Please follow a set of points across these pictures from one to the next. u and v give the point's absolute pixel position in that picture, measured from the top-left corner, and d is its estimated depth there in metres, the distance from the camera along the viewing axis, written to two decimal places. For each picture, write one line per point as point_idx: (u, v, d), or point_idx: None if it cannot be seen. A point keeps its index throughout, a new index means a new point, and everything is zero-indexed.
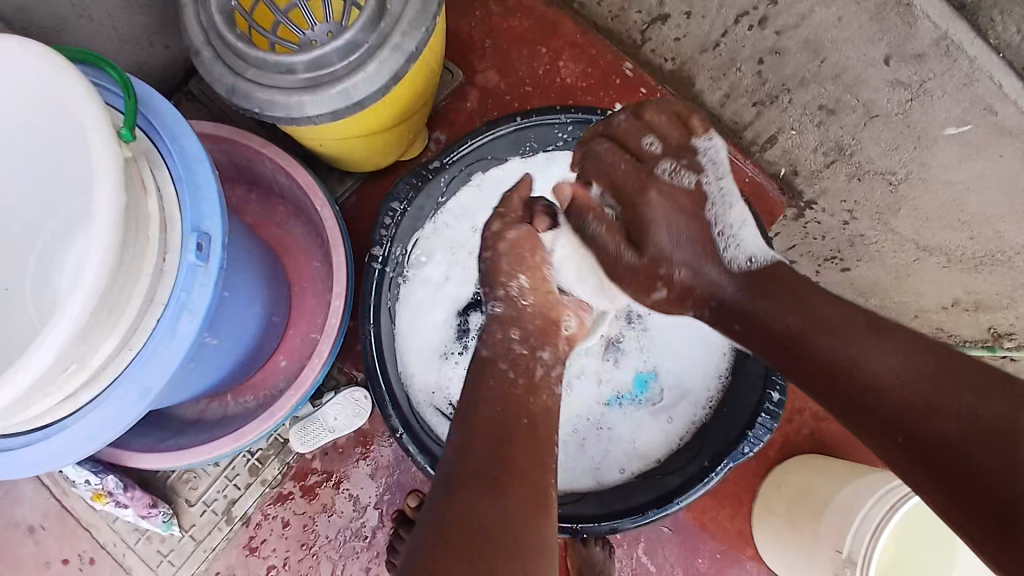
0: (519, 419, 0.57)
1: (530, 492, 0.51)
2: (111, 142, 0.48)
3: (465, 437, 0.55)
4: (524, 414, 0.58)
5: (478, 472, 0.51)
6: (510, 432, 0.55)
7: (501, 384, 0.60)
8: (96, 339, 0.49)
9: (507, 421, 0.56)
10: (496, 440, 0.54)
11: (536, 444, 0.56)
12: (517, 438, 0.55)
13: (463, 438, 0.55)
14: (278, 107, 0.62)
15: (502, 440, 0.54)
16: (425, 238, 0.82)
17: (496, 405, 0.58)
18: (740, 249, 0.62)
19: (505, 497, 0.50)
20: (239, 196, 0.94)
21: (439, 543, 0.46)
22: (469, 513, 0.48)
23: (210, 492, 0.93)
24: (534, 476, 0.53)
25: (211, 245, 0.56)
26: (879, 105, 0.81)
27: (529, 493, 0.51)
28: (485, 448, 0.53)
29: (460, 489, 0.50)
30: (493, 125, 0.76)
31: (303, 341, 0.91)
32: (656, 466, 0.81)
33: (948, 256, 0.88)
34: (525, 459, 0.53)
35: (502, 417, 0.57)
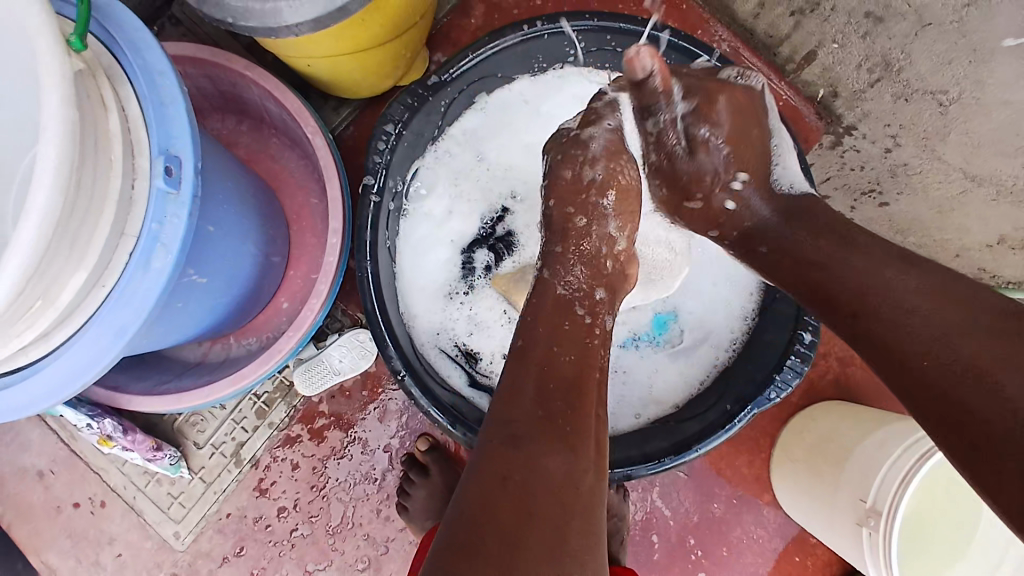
0: (592, 370, 0.53)
1: (594, 450, 0.49)
2: (57, 48, 0.42)
3: (522, 372, 0.51)
4: (596, 365, 0.54)
5: (535, 430, 0.47)
6: (581, 380, 0.51)
7: (575, 328, 0.55)
8: (58, 274, 0.45)
9: (577, 369, 0.52)
10: (566, 389, 0.50)
11: (601, 402, 0.52)
12: (588, 390, 0.51)
13: (519, 381, 0.51)
14: (253, 16, 0.56)
15: (570, 389, 0.50)
16: (427, 168, 0.76)
17: (568, 354, 0.53)
18: (783, 175, 0.63)
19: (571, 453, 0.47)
20: (229, 128, 0.89)
21: (488, 500, 0.43)
22: (523, 475, 0.44)
23: (217, 434, 0.92)
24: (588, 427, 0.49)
25: (181, 170, 0.51)
26: (932, 13, 0.74)
27: (594, 451, 0.48)
28: (548, 398, 0.49)
29: (516, 445, 0.46)
30: (497, 35, 0.68)
31: (304, 281, 0.87)
32: (673, 411, 0.76)
33: (998, 186, 0.79)
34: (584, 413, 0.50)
35: (577, 362, 0.52)
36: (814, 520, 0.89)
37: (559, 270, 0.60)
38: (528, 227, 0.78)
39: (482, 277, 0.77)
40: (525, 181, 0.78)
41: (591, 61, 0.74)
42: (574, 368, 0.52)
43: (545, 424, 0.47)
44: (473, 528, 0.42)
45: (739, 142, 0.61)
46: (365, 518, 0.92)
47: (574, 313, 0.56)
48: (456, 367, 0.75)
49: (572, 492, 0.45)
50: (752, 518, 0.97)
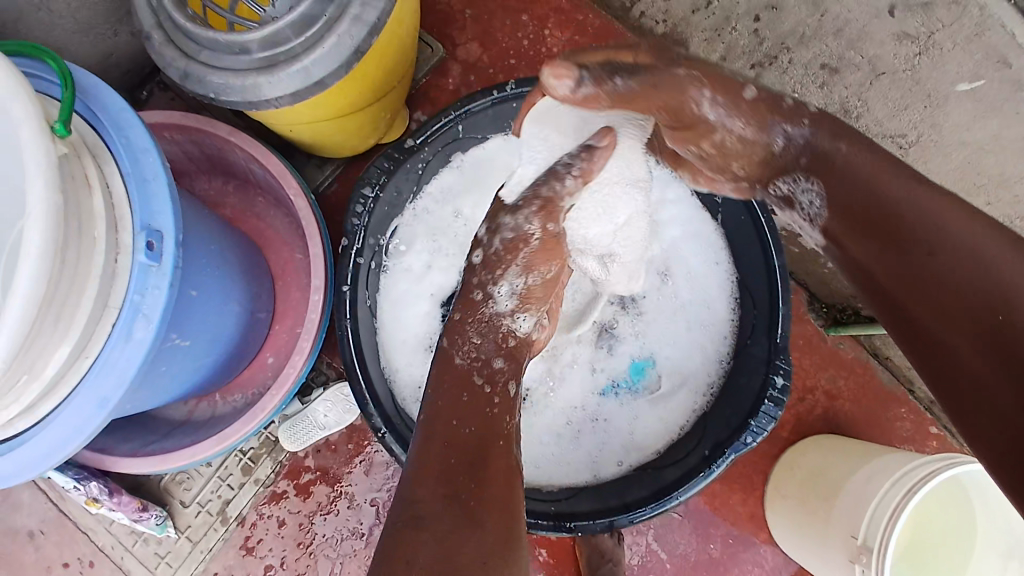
0: (494, 437, 0.54)
1: (508, 518, 0.48)
2: (41, 136, 0.44)
3: (424, 445, 0.52)
4: (497, 434, 0.54)
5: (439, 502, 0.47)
6: (480, 448, 0.52)
7: (474, 399, 0.56)
8: (40, 351, 0.46)
9: (480, 440, 0.53)
10: (463, 457, 0.51)
11: (510, 465, 0.53)
12: (491, 456, 0.52)
13: (423, 454, 0.52)
14: (234, 91, 0.58)
15: (473, 459, 0.50)
16: (405, 226, 0.78)
17: (467, 424, 0.54)
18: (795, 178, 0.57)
19: (483, 530, 0.46)
20: (215, 188, 0.91)
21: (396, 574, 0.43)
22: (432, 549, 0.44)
23: (203, 492, 0.91)
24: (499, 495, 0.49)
25: (163, 244, 0.53)
26: (885, 62, 0.76)
27: (506, 521, 0.48)
28: (452, 463, 0.50)
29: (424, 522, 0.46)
30: (469, 99, 0.71)
31: (289, 336, 0.88)
32: (654, 458, 0.76)
33: None
34: (494, 482, 0.50)
35: (476, 433, 0.53)
36: (812, 561, 0.88)
37: (457, 339, 0.61)
38: None
39: None
40: None
41: None
42: (475, 437, 0.53)
43: (451, 501, 0.47)
44: None
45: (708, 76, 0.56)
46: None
47: (474, 385, 0.58)
48: None
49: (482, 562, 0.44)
50: (750, 557, 0.96)
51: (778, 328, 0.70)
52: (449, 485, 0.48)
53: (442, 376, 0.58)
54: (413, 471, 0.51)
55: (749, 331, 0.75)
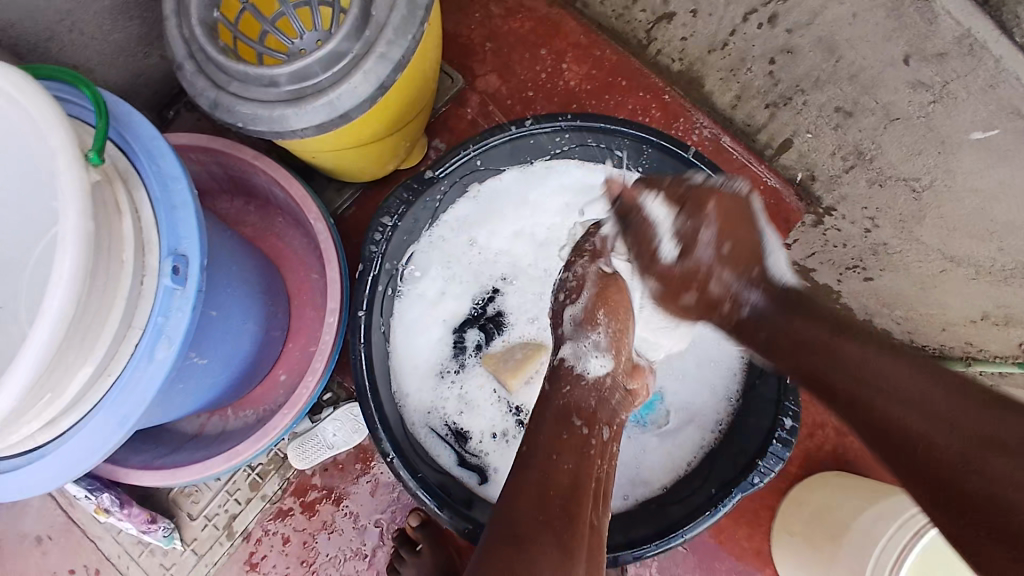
0: (589, 475, 0.56)
1: (590, 560, 0.52)
2: (76, 164, 0.46)
3: (522, 475, 0.56)
4: (592, 476, 0.56)
5: (536, 534, 0.51)
6: (578, 491, 0.55)
7: (574, 440, 0.58)
8: (66, 370, 0.48)
9: (574, 477, 0.55)
10: (562, 499, 0.54)
11: (598, 507, 0.55)
12: (587, 496, 0.55)
13: (517, 485, 0.55)
14: (261, 121, 0.60)
15: (567, 497, 0.54)
16: (421, 253, 0.79)
17: (565, 462, 0.56)
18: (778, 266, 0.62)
19: (573, 565, 0.50)
20: (237, 208, 0.93)
21: None
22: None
23: (211, 506, 0.92)
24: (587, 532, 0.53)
25: (188, 268, 0.54)
26: (899, 108, 0.83)
27: (589, 561, 0.51)
28: (543, 496, 0.54)
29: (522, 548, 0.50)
30: (487, 134, 0.73)
31: (301, 354, 0.90)
32: (662, 493, 0.76)
33: (977, 267, 0.84)
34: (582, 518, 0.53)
35: (572, 471, 0.56)
36: None
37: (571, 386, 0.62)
38: (518, 309, 0.81)
39: (473, 356, 0.80)
40: (516, 265, 0.81)
41: (577, 154, 0.79)
42: (569, 474, 0.56)
43: (546, 535, 0.51)
44: None
45: (730, 228, 0.61)
46: None
47: (573, 426, 0.59)
48: (446, 446, 0.77)
49: None
50: None
51: None
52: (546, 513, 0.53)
53: (549, 416, 0.60)
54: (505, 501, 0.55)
55: (759, 371, 0.75)
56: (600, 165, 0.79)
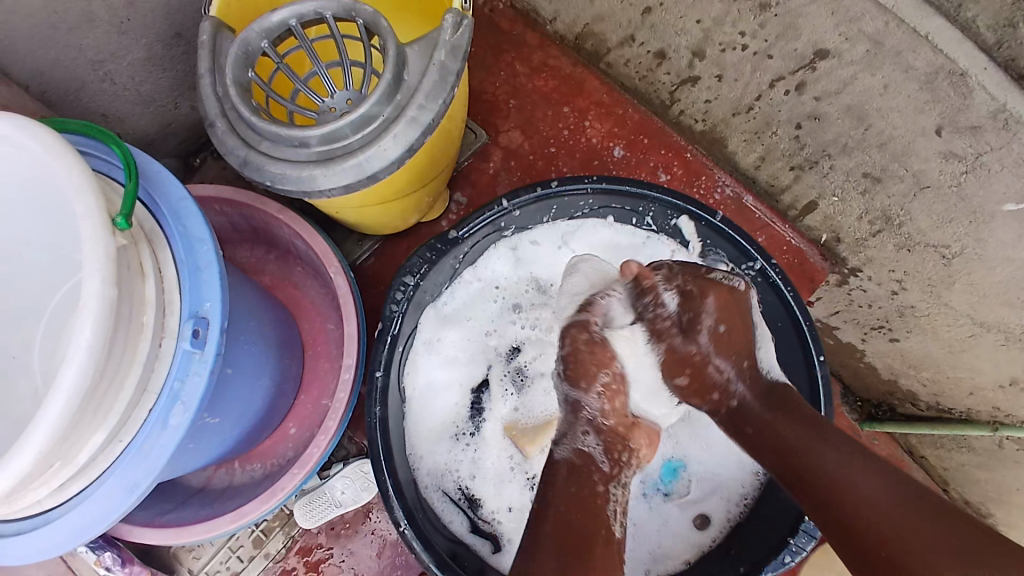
0: (596, 526, 0.59)
1: None
2: (105, 230, 0.45)
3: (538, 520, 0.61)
4: (601, 523, 0.60)
5: None
6: (586, 537, 0.59)
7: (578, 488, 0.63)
8: (79, 437, 0.46)
9: (582, 526, 0.59)
10: (571, 549, 0.57)
11: (613, 554, 0.59)
12: (595, 547, 0.58)
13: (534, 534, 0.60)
14: (289, 181, 0.59)
15: (568, 541, 0.58)
16: (433, 320, 0.77)
17: (574, 512, 0.60)
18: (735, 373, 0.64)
19: None
20: (256, 257, 0.92)
21: None
22: None
23: (212, 563, 0.89)
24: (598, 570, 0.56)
25: (208, 332, 0.53)
26: (930, 177, 0.71)
27: None
28: (557, 548, 0.58)
29: None
30: (513, 195, 0.72)
31: (314, 407, 0.88)
32: (685, 569, 0.73)
33: (1006, 334, 0.77)
34: (600, 563, 0.57)
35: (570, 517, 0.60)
36: None
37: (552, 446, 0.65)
38: (540, 367, 0.79)
39: (488, 419, 0.78)
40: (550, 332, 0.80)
41: (602, 214, 0.78)
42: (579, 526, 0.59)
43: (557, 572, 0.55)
44: None
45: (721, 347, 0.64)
46: None
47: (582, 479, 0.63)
48: (458, 511, 0.74)
49: None
50: None
51: None
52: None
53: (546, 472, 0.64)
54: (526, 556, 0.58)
55: None
56: (623, 224, 0.79)
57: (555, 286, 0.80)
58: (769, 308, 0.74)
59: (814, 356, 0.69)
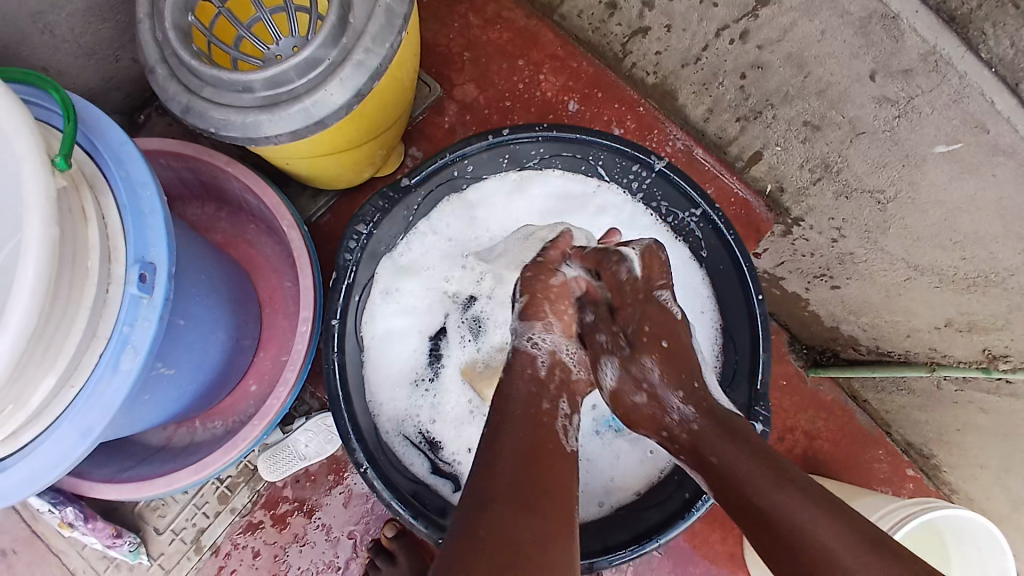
0: (548, 444, 0.58)
1: (560, 515, 0.52)
2: (45, 170, 0.45)
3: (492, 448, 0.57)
4: (551, 440, 0.59)
5: (507, 491, 0.52)
6: (540, 455, 0.57)
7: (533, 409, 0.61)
8: (30, 380, 0.46)
9: (534, 445, 0.57)
10: (528, 464, 0.55)
11: (567, 476, 0.57)
12: (550, 466, 0.56)
13: (491, 455, 0.56)
14: (234, 127, 0.59)
15: (525, 460, 0.55)
16: (388, 269, 0.77)
17: (528, 431, 0.58)
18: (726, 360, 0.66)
19: (537, 515, 0.51)
20: (208, 215, 0.92)
21: (469, 550, 0.48)
22: (498, 534, 0.49)
23: (178, 520, 0.90)
24: (555, 495, 0.53)
25: (155, 275, 0.53)
26: (864, 123, 0.75)
27: (558, 514, 0.52)
28: (515, 467, 0.55)
29: (489, 506, 0.51)
30: (464, 142, 0.72)
31: (272, 364, 0.89)
32: (636, 499, 0.77)
33: (940, 276, 0.81)
34: (554, 480, 0.55)
35: (525, 437, 0.58)
36: None
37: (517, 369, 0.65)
38: (495, 313, 0.81)
39: (446, 365, 0.80)
40: (500, 286, 0.81)
41: (553, 163, 0.79)
42: (529, 443, 0.57)
43: (514, 495, 0.52)
44: None
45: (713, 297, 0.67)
46: None
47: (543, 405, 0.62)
48: (419, 454, 0.76)
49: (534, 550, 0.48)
50: None
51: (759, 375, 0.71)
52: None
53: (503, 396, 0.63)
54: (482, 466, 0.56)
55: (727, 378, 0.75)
56: (574, 174, 0.80)
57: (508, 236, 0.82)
58: (712, 251, 0.76)
59: (752, 294, 0.72)
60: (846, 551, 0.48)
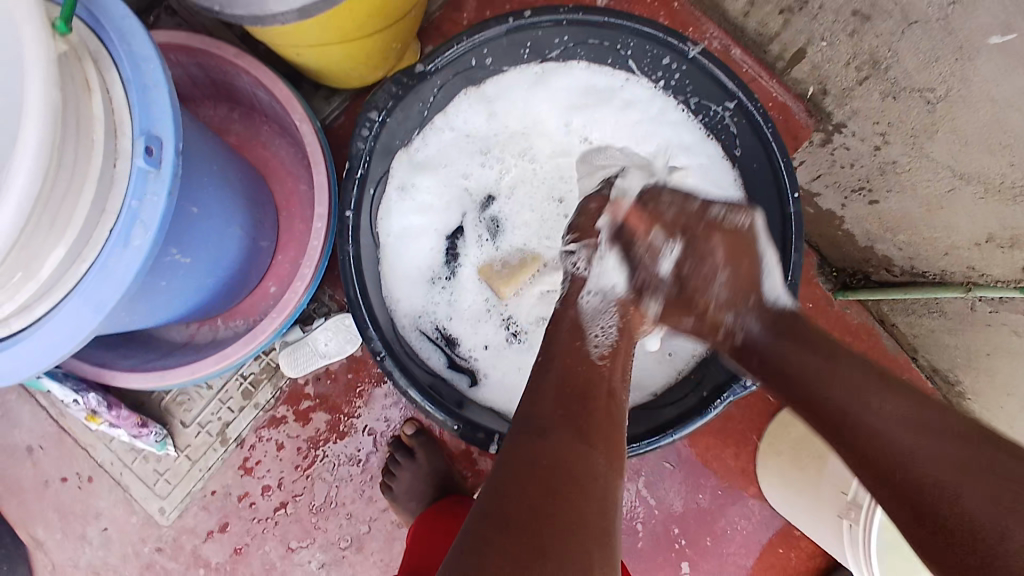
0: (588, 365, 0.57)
1: (612, 442, 0.52)
2: (44, 33, 0.43)
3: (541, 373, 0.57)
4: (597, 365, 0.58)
5: (555, 417, 0.52)
6: (587, 378, 0.56)
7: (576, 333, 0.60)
8: (38, 248, 0.46)
9: (583, 370, 0.57)
10: (573, 391, 0.55)
11: (617, 400, 0.57)
12: (600, 390, 0.56)
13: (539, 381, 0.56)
14: (240, 5, 0.57)
15: (573, 385, 0.55)
16: (405, 165, 0.76)
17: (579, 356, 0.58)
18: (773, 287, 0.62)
19: (587, 440, 0.51)
20: (221, 115, 0.90)
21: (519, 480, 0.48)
22: (552, 460, 0.49)
23: (204, 414, 0.93)
24: (604, 419, 0.53)
25: (162, 149, 0.52)
26: (919, 10, 0.69)
27: (611, 440, 0.52)
28: (560, 390, 0.55)
29: (541, 434, 0.51)
30: (482, 25, 0.68)
31: (291, 266, 0.88)
32: (652, 399, 0.78)
33: (986, 184, 0.75)
34: (600, 405, 0.55)
35: (571, 364, 0.57)
36: (799, 517, 0.89)
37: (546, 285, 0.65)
38: (514, 214, 0.79)
39: (463, 264, 0.79)
40: (524, 182, 0.79)
41: (579, 53, 0.75)
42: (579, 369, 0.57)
43: (566, 421, 0.52)
44: (508, 514, 0.46)
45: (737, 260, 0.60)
46: (348, 499, 0.93)
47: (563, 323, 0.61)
48: (435, 348, 0.77)
49: (588, 480, 0.48)
50: (737, 510, 0.95)
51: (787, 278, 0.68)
52: (525, 520, 0.45)
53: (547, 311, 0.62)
54: (530, 395, 0.56)
55: None
56: (601, 66, 0.76)
57: (529, 133, 0.79)
58: (746, 149, 0.72)
59: (789, 193, 0.68)
60: (916, 446, 0.46)
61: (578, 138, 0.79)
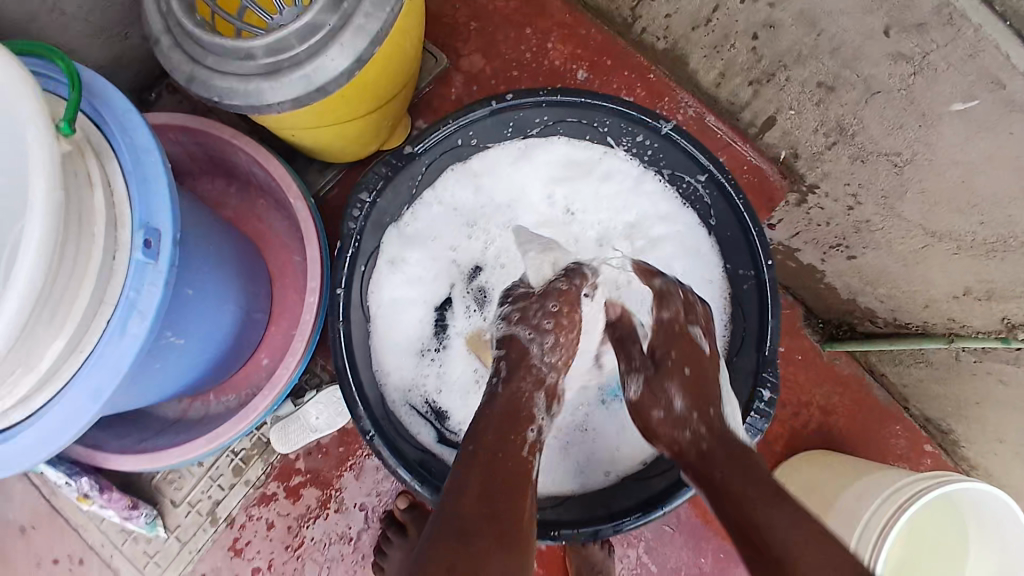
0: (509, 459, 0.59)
1: (527, 546, 0.53)
2: (49, 135, 0.45)
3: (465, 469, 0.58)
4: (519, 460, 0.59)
5: (479, 522, 0.53)
6: (507, 475, 0.57)
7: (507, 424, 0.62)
8: (37, 342, 0.47)
9: (504, 464, 0.58)
10: (494, 488, 0.56)
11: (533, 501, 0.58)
12: (523, 491, 0.57)
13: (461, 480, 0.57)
14: (238, 95, 0.59)
15: (493, 483, 0.56)
16: (394, 240, 0.78)
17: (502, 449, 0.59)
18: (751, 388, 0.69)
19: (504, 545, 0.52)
20: (218, 190, 0.92)
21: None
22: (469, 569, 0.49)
23: (194, 492, 0.91)
24: (519, 521, 0.54)
25: (160, 242, 0.53)
26: (879, 81, 0.71)
27: (523, 543, 0.53)
28: (483, 487, 0.56)
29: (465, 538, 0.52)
30: (468, 108, 0.72)
31: (284, 337, 0.89)
32: (642, 468, 0.76)
33: (957, 244, 0.76)
34: (515, 503, 0.56)
35: (493, 460, 0.58)
36: None
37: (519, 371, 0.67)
38: (499, 284, 0.81)
39: (451, 335, 0.80)
40: (507, 251, 0.81)
41: (561, 129, 0.78)
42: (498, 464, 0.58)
43: (485, 524, 0.53)
44: None
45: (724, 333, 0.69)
46: None
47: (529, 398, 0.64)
48: (426, 423, 0.76)
49: None
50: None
51: (765, 342, 0.70)
52: None
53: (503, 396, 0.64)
54: (452, 489, 0.56)
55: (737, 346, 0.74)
56: (580, 141, 0.79)
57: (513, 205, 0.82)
58: (722, 217, 0.74)
59: (763, 261, 0.71)
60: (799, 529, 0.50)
61: (561, 210, 0.81)
